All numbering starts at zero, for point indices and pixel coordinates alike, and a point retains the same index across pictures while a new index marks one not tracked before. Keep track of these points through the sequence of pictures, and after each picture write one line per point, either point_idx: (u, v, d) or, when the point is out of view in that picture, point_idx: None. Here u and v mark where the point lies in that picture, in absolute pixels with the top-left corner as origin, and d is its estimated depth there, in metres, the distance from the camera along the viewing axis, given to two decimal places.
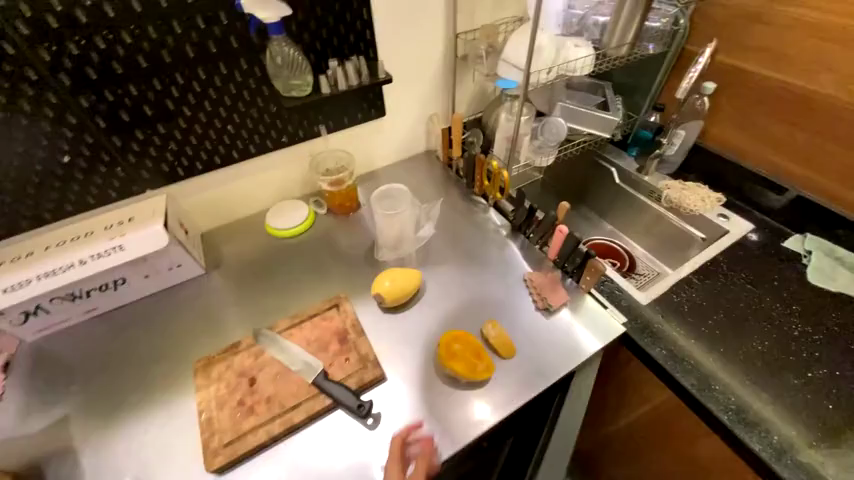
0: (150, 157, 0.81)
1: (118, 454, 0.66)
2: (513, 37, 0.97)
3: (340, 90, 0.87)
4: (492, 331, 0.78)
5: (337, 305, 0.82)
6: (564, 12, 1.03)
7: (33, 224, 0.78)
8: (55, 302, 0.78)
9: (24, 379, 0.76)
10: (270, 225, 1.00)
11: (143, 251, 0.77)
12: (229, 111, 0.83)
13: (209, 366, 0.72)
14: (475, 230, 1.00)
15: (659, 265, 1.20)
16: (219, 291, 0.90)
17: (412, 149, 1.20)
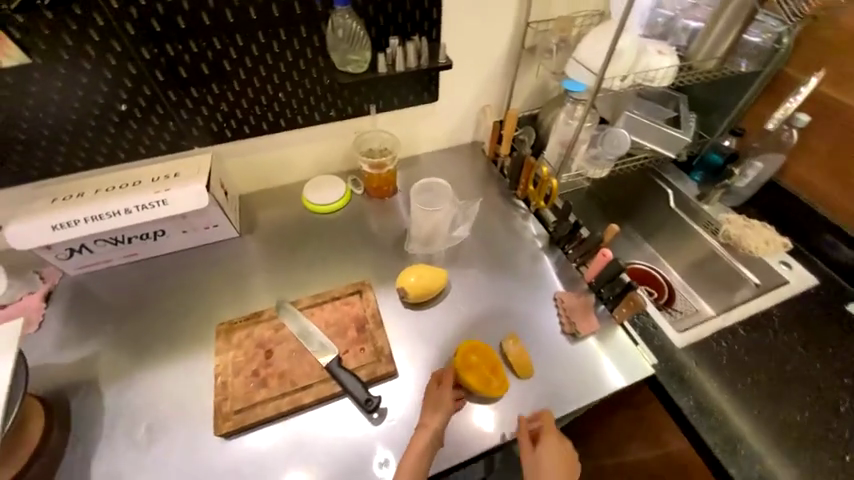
0: (202, 115, 0.81)
1: (137, 400, 0.69)
2: (591, 35, 0.88)
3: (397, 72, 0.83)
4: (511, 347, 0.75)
5: (359, 292, 0.81)
6: (651, 10, 0.90)
7: (87, 166, 0.81)
8: (99, 243, 0.81)
9: (63, 311, 0.80)
10: (305, 197, 1.00)
11: (184, 208, 0.78)
12: (283, 79, 0.81)
13: (230, 332, 0.74)
14: (511, 237, 0.95)
15: (698, 300, 1.13)
16: (249, 255, 0.92)
17: (458, 139, 1.15)
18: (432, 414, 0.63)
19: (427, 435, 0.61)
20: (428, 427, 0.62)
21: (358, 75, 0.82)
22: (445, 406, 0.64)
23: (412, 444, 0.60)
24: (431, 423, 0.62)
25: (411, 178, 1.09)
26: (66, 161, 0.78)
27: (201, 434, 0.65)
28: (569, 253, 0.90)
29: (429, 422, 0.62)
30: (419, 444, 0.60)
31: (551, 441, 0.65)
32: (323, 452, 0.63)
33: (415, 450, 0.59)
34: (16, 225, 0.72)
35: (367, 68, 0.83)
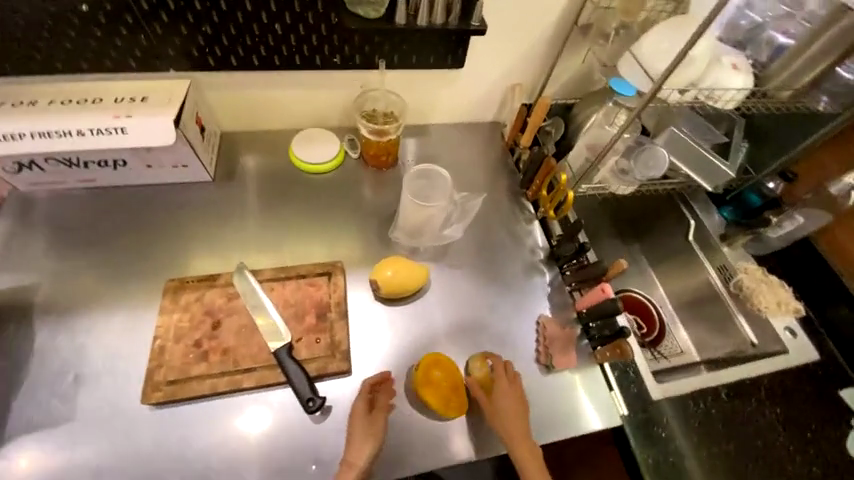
0: (180, 34, 0.68)
1: (70, 346, 0.64)
2: (654, 29, 0.73)
3: (418, 25, 0.71)
4: (475, 365, 0.69)
5: (328, 274, 0.74)
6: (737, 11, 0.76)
7: (41, 70, 0.69)
8: (50, 163, 0.72)
9: (8, 230, 0.73)
10: (292, 150, 0.88)
11: (144, 142, 0.68)
12: (281, 8, 0.68)
13: (179, 291, 0.68)
14: (510, 244, 0.85)
15: (677, 325, 1.04)
16: (218, 205, 0.82)
17: (477, 116, 1.02)
18: (358, 450, 0.57)
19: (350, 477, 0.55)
20: (354, 466, 0.56)
21: (371, 22, 0.70)
22: (372, 438, 0.58)
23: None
24: (357, 460, 0.57)
25: (416, 150, 0.97)
26: (16, 61, 0.67)
27: (131, 396, 0.61)
28: (566, 274, 0.80)
29: (353, 460, 0.57)
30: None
31: (507, 381, 0.66)
32: (257, 442, 0.60)
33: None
34: None
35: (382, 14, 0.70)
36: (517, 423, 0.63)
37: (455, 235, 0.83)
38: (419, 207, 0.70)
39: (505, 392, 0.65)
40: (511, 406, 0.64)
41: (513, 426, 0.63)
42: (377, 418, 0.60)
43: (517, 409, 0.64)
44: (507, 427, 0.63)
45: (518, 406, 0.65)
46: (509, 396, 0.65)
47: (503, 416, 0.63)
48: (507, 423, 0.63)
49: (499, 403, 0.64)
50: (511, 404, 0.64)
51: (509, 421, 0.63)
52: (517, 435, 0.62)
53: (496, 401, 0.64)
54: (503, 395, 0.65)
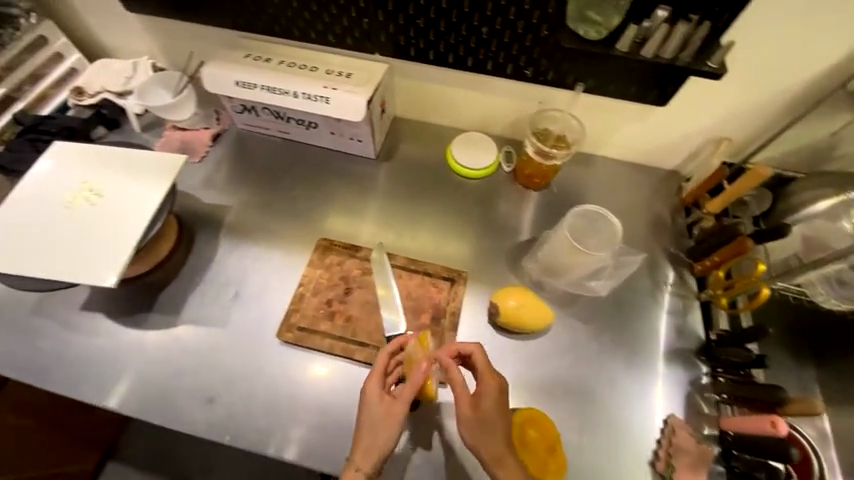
0: (397, 23, 0.74)
1: (237, 265, 0.77)
2: None
3: (640, 57, 0.64)
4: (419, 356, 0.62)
5: (452, 280, 0.73)
6: None
7: (282, 34, 0.82)
8: (264, 111, 0.86)
9: (220, 155, 0.90)
10: (451, 148, 0.89)
11: (341, 113, 0.76)
12: (496, 12, 0.67)
13: (327, 251, 0.76)
14: (644, 318, 0.74)
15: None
16: (373, 181, 0.88)
17: (654, 161, 0.89)
18: (370, 449, 0.55)
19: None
20: (361, 469, 0.54)
21: (591, 44, 0.65)
22: (385, 433, 0.56)
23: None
24: (366, 463, 0.55)
25: (573, 179, 0.89)
26: (268, 24, 0.80)
27: (267, 325, 0.71)
28: (718, 380, 0.69)
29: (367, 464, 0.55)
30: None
31: (486, 390, 0.58)
32: (338, 411, 0.64)
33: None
34: (213, 67, 0.78)
35: (604, 38, 0.65)
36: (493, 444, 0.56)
37: (600, 292, 0.74)
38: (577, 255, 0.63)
39: (482, 403, 0.57)
40: (487, 418, 0.57)
41: (485, 442, 0.56)
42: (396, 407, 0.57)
43: (492, 425, 0.56)
44: (482, 441, 0.56)
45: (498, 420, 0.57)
46: (484, 408, 0.57)
47: (479, 428, 0.57)
48: (479, 435, 0.56)
49: (474, 413, 0.57)
50: (484, 416, 0.57)
51: (482, 436, 0.56)
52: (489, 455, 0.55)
53: (474, 413, 0.57)
54: (481, 407, 0.57)
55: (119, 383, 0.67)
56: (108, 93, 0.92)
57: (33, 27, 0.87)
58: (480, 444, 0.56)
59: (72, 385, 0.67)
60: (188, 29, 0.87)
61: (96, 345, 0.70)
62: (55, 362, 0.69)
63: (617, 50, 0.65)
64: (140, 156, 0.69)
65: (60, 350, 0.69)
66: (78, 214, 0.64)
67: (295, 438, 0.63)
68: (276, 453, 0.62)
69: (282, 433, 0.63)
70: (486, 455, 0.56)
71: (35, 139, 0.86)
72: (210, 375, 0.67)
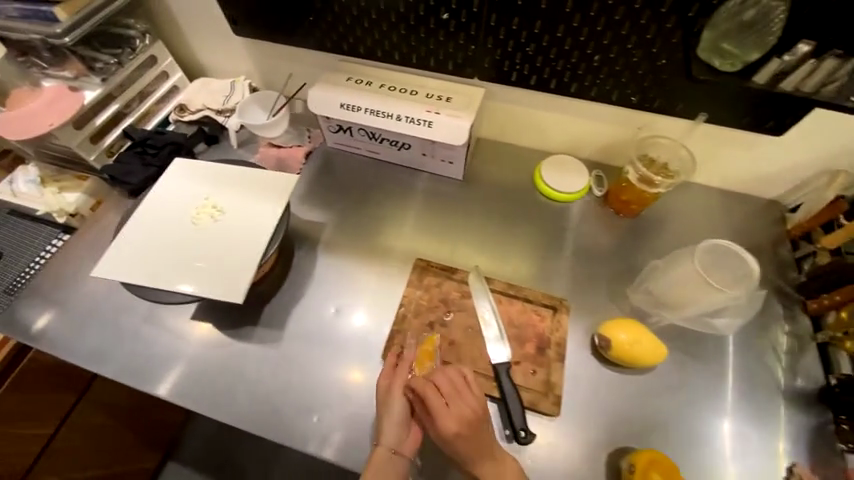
0: (504, 50, 0.74)
1: (334, 281, 0.78)
2: None
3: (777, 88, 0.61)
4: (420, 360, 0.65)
5: (554, 309, 0.71)
6: None
7: (383, 57, 0.83)
8: (359, 132, 0.88)
9: (311, 172, 0.92)
10: (540, 171, 0.88)
11: (442, 137, 0.78)
12: (614, 41, 0.67)
13: (425, 271, 0.76)
14: (740, 358, 0.72)
15: None
16: (461, 202, 0.89)
17: (752, 189, 0.86)
18: (390, 434, 0.59)
19: (389, 456, 0.58)
20: (382, 447, 0.58)
21: (722, 75, 0.62)
22: (394, 409, 0.60)
23: (374, 463, 0.57)
24: (387, 440, 0.59)
25: (667, 207, 0.87)
26: (371, 48, 0.82)
27: (369, 345, 0.72)
28: (842, 428, 0.66)
29: (387, 442, 0.58)
30: (382, 465, 0.57)
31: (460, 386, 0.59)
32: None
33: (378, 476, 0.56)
34: (319, 91, 0.81)
35: (735, 69, 0.62)
36: (475, 439, 0.57)
37: (722, 330, 0.70)
38: (703, 288, 0.61)
39: (455, 400, 0.58)
40: (465, 415, 0.57)
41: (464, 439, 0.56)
42: (395, 396, 0.61)
43: (470, 421, 0.57)
44: (459, 438, 0.56)
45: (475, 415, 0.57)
46: (456, 404, 0.58)
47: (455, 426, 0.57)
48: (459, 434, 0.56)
49: (447, 415, 0.57)
50: (459, 413, 0.57)
51: (460, 435, 0.56)
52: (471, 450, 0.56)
53: (447, 412, 0.57)
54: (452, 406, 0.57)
55: (170, 374, 0.71)
56: (208, 110, 0.97)
57: (147, 47, 0.90)
58: (459, 442, 0.56)
59: (126, 374, 0.71)
60: (289, 51, 0.91)
61: (171, 343, 0.73)
62: (122, 355, 0.73)
63: (754, 81, 0.61)
64: (256, 176, 0.71)
65: (125, 341, 0.75)
66: (202, 229, 0.66)
67: (333, 438, 0.65)
68: (316, 451, 0.64)
69: (323, 430, 0.66)
70: (468, 450, 0.56)
71: (142, 152, 0.89)
72: (254, 373, 0.70)
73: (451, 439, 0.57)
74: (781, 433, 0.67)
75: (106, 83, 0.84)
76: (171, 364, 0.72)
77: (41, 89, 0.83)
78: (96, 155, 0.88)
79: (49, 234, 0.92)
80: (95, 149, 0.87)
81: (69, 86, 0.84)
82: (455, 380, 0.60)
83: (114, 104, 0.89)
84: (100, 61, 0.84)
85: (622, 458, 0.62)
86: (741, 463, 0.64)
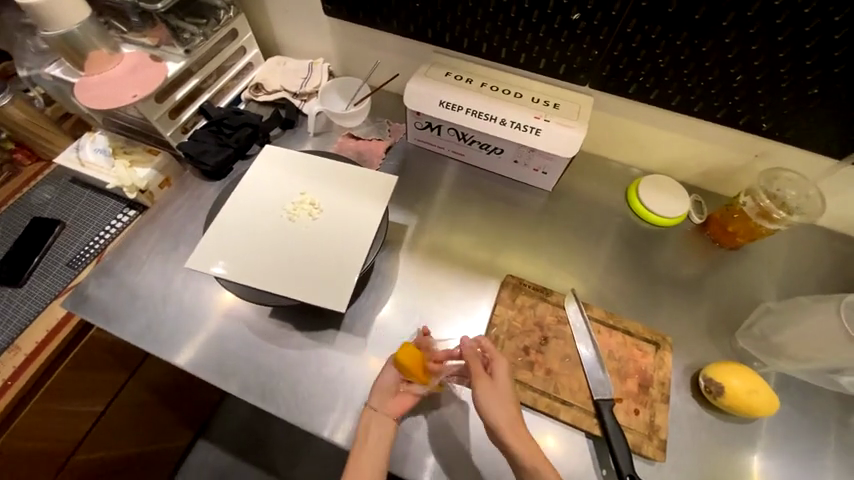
0: (631, 60, 0.67)
1: (418, 291, 0.74)
2: None
3: None
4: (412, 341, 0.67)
5: (657, 345, 0.68)
6: None
7: (487, 54, 0.78)
8: (448, 131, 0.82)
9: (390, 169, 0.87)
10: (636, 190, 0.82)
11: (547, 147, 0.73)
12: (766, 63, 0.60)
13: (517, 290, 0.73)
14: (850, 417, 0.67)
15: None
16: (548, 216, 0.83)
17: None
18: (379, 396, 0.62)
19: (367, 416, 0.60)
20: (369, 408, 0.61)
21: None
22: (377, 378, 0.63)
23: (363, 422, 0.60)
24: (372, 400, 0.62)
25: (770, 241, 0.81)
26: (477, 42, 0.76)
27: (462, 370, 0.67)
28: None
29: (371, 401, 0.61)
30: (376, 427, 0.59)
31: (497, 355, 0.62)
32: (435, 424, 0.63)
33: (371, 435, 0.59)
34: (418, 86, 0.77)
35: None
36: (503, 405, 0.58)
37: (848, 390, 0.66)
38: (844, 343, 0.58)
39: (492, 365, 0.61)
40: (498, 386, 0.59)
41: (499, 408, 0.57)
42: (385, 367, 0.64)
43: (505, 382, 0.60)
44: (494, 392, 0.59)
45: (506, 387, 0.60)
46: (495, 371, 0.61)
47: (489, 392, 0.59)
48: (489, 397, 0.58)
49: (496, 366, 0.61)
50: (498, 374, 0.60)
51: (493, 398, 0.58)
52: (505, 419, 0.56)
53: (482, 375, 0.60)
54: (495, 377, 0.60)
55: (193, 343, 0.70)
56: (285, 93, 0.92)
57: (230, 20, 0.86)
58: (489, 404, 0.58)
59: (150, 343, 0.70)
60: (380, 37, 0.85)
61: (225, 332, 0.70)
62: (167, 336, 0.71)
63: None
64: (355, 175, 0.67)
65: (171, 322, 0.72)
66: (299, 226, 0.63)
67: (346, 423, 0.64)
68: (329, 435, 0.63)
69: (336, 416, 0.64)
70: (507, 406, 0.58)
71: (217, 131, 0.85)
72: (287, 364, 0.68)
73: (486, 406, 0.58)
74: None
75: (189, 55, 0.79)
76: (212, 346, 0.69)
77: (120, 54, 0.78)
78: (172, 131, 0.83)
79: (113, 209, 0.88)
80: (172, 125, 0.83)
81: (151, 55, 0.79)
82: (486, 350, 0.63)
83: (194, 79, 0.84)
84: (186, 31, 0.79)
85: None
86: None
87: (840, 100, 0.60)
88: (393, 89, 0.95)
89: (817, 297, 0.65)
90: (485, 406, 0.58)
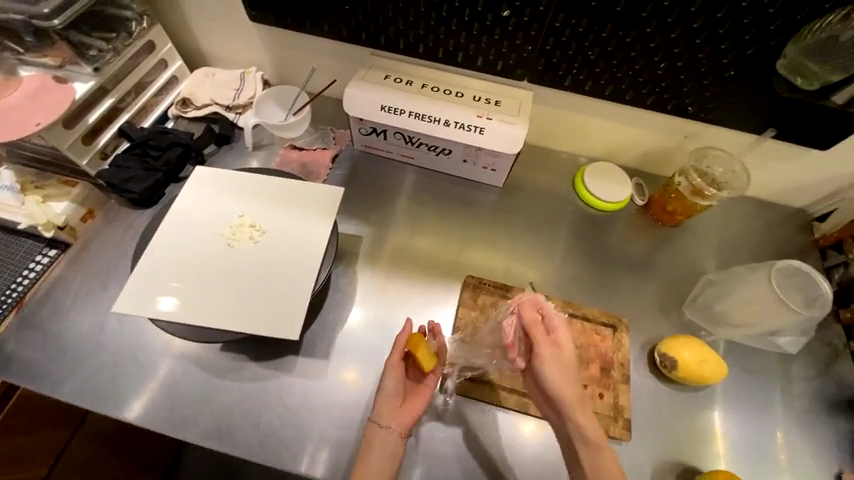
0: (564, 53, 0.69)
1: (379, 302, 0.72)
2: None
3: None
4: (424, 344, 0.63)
5: (614, 327, 0.71)
6: None
7: (425, 54, 0.76)
8: (395, 136, 0.81)
9: (338, 179, 0.84)
10: (582, 178, 0.85)
11: (493, 145, 0.73)
12: (686, 50, 0.63)
13: (478, 290, 0.73)
14: (786, 371, 0.73)
15: None
16: (503, 211, 0.84)
17: (785, 200, 0.87)
18: (387, 408, 0.61)
19: (378, 432, 0.59)
20: (381, 425, 0.59)
21: (798, 94, 0.64)
22: (385, 387, 0.61)
23: (368, 439, 0.59)
24: (379, 416, 0.60)
25: (707, 217, 0.86)
26: (413, 43, 0.74)
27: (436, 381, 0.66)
28: None
29: (377, 416, 0.60)
30: (384, 444, 0.58)
31: (559, 322, 0.62)
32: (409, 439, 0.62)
33: (379, 452, 0.57)
34: (358, 91, 0.74)
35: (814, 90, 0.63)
36: (566, 379, 0.58)
37: (785, 349, 0.73)
38: (776, 307, 0.63)
39: (556, 333, 0.61)
40: (563, 355, 0.59)
41: (563, 380, 0.58)
42: (393, 373, 0.62)
43: (567, 355, 0.60)
44: (559, 367, 0.58)
45: (569, 354, 0.60)
46: (559, 338, 0.60)
47: (554, 360, 0.59)
48: (555, 369, 0.58)
49: (560, 337, 0.60)
50: (560, 345, 0.60)
51: (559, 369, 0.58)
52: (571, 394, 0.57)
53: (546, 343, 0.60)
54: (561, 348, 0.60)
55: (137, 391, 0.64)
56: (217, 106, 0.86)
57: (144, 32, 0.79)
58: (555, 377, 0.58)
59: (87, 397, 0.64)
60: (312, 42, 0.81)
61: (173, 374, 0.65)
62: (107, 387, 0.64)
63: (830, 100, 0.63)
64: (297, 190, 0.64)
65: (110, 370, 0.65)
66: (242, 251, 0.59)
67: (317, 450, 0.61)
68: (305, 469, 0.60)
69: (310, 446, 0.61)
70: (569, 380, 0.58)
71: (142, 154, 0.78)
72: (245, 397, 0.64)
73: (551, 375, 0.58)
74: (826, 443, 0.68)
75: (99, 74, 0.72)
76: (159, 390, 0.64)
77: (16, 78, 0.70)
78: (89, 159, 0.75)
79: (29, 250, 0.75)
80: (89, 152, 0.75)
81: (54, 76, 0.71)
82: (550, 317, 0.61)
83: (109, 99, 0.77)
84: (93, 47, 0.71)
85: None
86: (795, 473, 0.66)
87: (752, 80, 0.65)
88: (334, 95, 0.92)
89: (748, 265, 0.70)
90: (553, 381, 0.58)
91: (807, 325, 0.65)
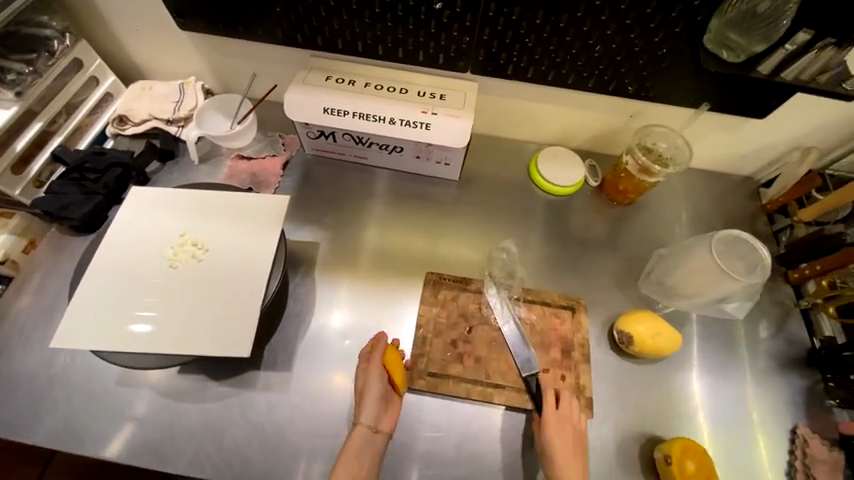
0: (502, 42, 0.68)
1: (341, 306, 0.72)
2: None
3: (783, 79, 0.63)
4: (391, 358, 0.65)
5: (572, 309, 0.73)
6: None
7: (365, 52, 0.75)
8: (344, 137, 0.79)
9: (291, 185, 0.83)
10: (536, 164, 0.85)
11: (441, 140, 0.72)
12: (618, 31, 0.64)
13: (438, 285, 0.73)
14: (740, 334, 0.76)
15: None
16: (460, 204, 0.84)
17: (733, 168, 0.89)
18: (375, 412, 0.61)
19: (364, 433, 0.59)
20: (377, 431, 0.60)
21: (728, 66, 0.63)
22: (370, 394, 0.62)
23: (353, 440, 0.59)
24: (366, 419, 0.60)
25: (660, 192, 0.88)
26: (350, 41, 0.73)
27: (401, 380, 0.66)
28: (829, 386, 0.72)
29: (366, 420, 0.60)
30: (371, 446, 0.59)
31: (571, 400, 0.63)
32: None
33: (366, 454, 0.58)
34: (299, 95, 0.72)
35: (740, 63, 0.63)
36: (571, 452, 0.59)
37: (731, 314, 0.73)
38: (721, 276, 0.65)
39: (566, 407, 0.63)
40: (567, 427, 0.61)
41: (562, 452, 0.59)
42: (377, 377, 0.63)
43: (572, 429, 0.61)
44: (560, 438, 0.60)
45: (575, 432, 0.61)
46: (568, 412, 0.62)
47: (558, 433, 0.60)
48: (559, 440, 0.60)
49: (567, 407, 0.63)
50: (568, 417, 0.62)
51: (559, 441, 0.60)
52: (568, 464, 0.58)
53: (554, 414, 0.62)
54: (566, 420, 0.62)
55: (95, 423, 0.63)
56: (156, 121, 0.83)
57: (69, 49, 0.74)
58: (555, 446, 0.59)
59: (43, 434, 0.62)
60: (249, 47, 0.78)
61: (132, 402, 0.64)
62: (63, 423, 0.62)
63: (757, 72, 0.63)
64: (240, 202, 0.62)
65: (65, 405, 0.63)
66: (186, 272, 0.58)
67: (288, 462, 0.61)
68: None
69: (280, 460, 0.61)
70: (569, 454, 0.59)
71: (79, 178, 0.74)
72: (210, 417, 0.63)
73: (554, 447, 0.59)
74: (781, 400, 0.72)
75: (21, 98, 0.68)
76: (119, 420, 0.63)
77: None
78: (21, 188, 0.72)
79: None
80: (21, 181, 0.72)
81: None
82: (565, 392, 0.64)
83: (37, 122, 0.73)
84: (11, 71, 0.68)
85: (656, 448, 0.65)
86: (751, 431, 0.69)
87: (684, 56, 0.65)
88: (280, 98, 0.89)
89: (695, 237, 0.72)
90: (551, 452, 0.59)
91: (752, 290, 0.67)
